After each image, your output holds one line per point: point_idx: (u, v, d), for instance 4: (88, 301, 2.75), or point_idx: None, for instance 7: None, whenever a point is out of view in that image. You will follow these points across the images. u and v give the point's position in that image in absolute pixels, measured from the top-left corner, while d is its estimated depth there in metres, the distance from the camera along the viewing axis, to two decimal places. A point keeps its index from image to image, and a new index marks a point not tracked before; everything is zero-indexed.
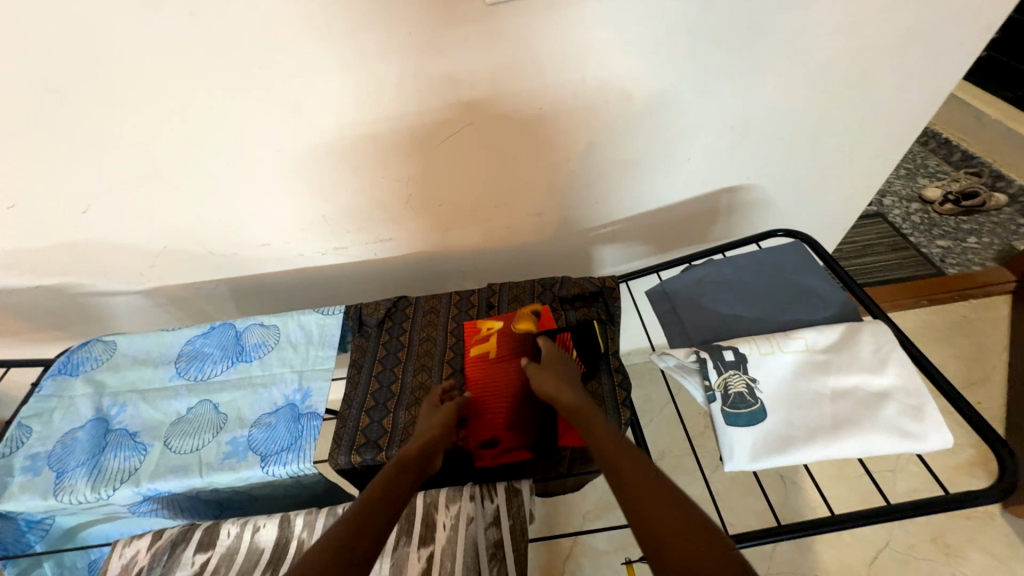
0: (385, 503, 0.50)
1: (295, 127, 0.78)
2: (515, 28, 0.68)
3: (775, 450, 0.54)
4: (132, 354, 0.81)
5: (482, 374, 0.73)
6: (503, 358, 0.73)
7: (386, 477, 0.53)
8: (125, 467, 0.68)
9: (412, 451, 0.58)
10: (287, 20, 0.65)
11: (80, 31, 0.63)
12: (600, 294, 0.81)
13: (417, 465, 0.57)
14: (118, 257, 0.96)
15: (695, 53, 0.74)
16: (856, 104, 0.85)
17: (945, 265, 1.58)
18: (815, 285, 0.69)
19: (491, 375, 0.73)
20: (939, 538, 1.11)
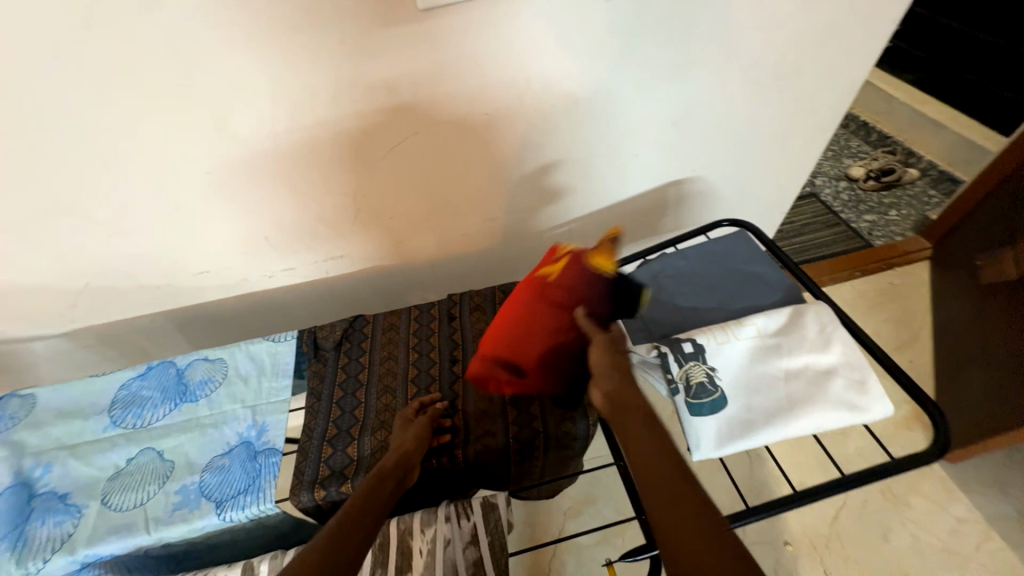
0: (366, 511, 0.50)
1: (225, 147, 0.73)
2: (451, 36, 0.67)
3: (737, 436, 0.56)
4: (56, 407, 0.73)
5: (532, 306, 0.66)
6: (562, 291, 0.65)
7: (367, 491, 0.53)
8: (57, 534, 0.61)
9: (390, 463, 0.58)
10: (204, 37, 0.60)
11: None
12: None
13: (396, 475, 0.56)
14: (32, 299, 0.86)
15: (630, 55, 0.76)
16: (783, 96, 0.90)
17: (873, 238, 1.71)
18: (760, 272, 0.72)
19: (538, 306, 0.66)
20: (887, 490, 1.20)
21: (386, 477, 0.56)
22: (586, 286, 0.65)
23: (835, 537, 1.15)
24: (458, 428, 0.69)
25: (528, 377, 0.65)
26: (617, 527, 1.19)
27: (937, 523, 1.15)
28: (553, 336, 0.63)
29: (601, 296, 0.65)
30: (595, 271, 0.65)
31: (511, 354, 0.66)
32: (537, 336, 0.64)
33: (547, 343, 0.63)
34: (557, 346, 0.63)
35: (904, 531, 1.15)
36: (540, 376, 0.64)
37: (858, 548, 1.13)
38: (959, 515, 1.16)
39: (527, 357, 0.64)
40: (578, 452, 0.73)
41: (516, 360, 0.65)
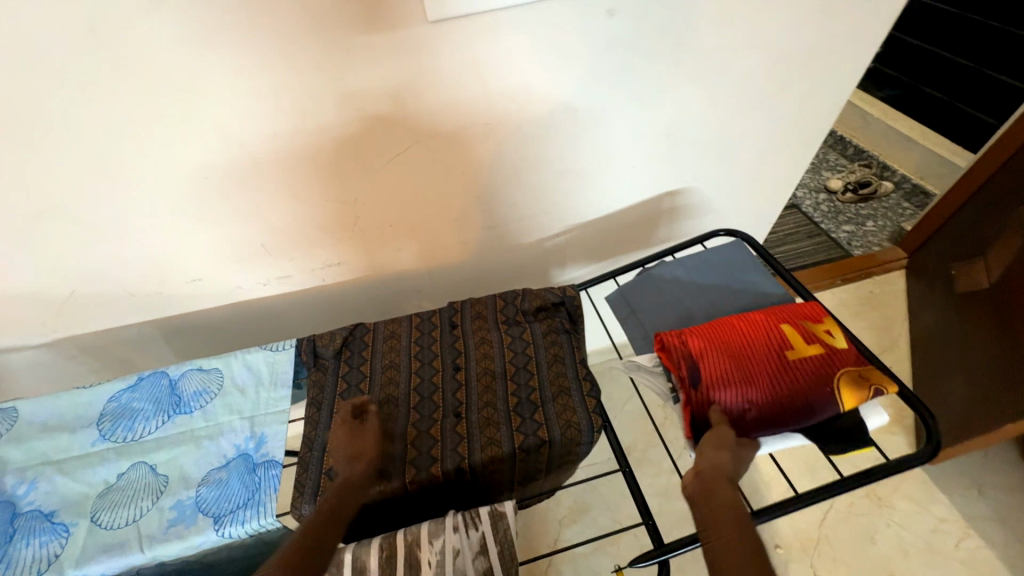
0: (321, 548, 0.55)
1: (226, 153, 0.72)
2: (456, 49, 0.69)
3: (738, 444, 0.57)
4: (41, 420, 0.70)
5: (757, 344, 0.62)
6: (787, 354, 0.60)
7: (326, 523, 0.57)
8: (43, 554, 0.58)
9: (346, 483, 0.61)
10: (212, 44, 0.61)
11: None
12: (561, 304, 0.83)
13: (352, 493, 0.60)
14: (16, 307, 0.83)
15: (630, 69, 0.79)
16: (773, 111, 0.94)
17: (851, 247, 1.78)
18: (756, 280, 0.74)
19: (760, 349, 0.61)
20: (872, 492, 1.24)
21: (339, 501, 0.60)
22: (809, 385, 0.57)
23: (823, 539, 1.18)
24: (461, 435, 0.68)
25: (707, 394, 0.59)
26: (613, 536, 1.19)
27: (920, 523, 1.19)
28: (755, 383, 0.59)
29: (829, 381, 0.57)
30: (830, 385, 0.57)
31: (709, 365, 0.60)
32: (733, 374, 0.59)
33: (747, 382, 0.59)
34: (755, 404, 0.58)
35: (889, 532, 1.18)
36: (707, 401, 0.58)
37: (846, 550, 1.16)
38: (940, 515, 1.20)
39: (720, 380, 0.59)
40: (581, 458, 0.73)
41: (708, 373, 0.60)
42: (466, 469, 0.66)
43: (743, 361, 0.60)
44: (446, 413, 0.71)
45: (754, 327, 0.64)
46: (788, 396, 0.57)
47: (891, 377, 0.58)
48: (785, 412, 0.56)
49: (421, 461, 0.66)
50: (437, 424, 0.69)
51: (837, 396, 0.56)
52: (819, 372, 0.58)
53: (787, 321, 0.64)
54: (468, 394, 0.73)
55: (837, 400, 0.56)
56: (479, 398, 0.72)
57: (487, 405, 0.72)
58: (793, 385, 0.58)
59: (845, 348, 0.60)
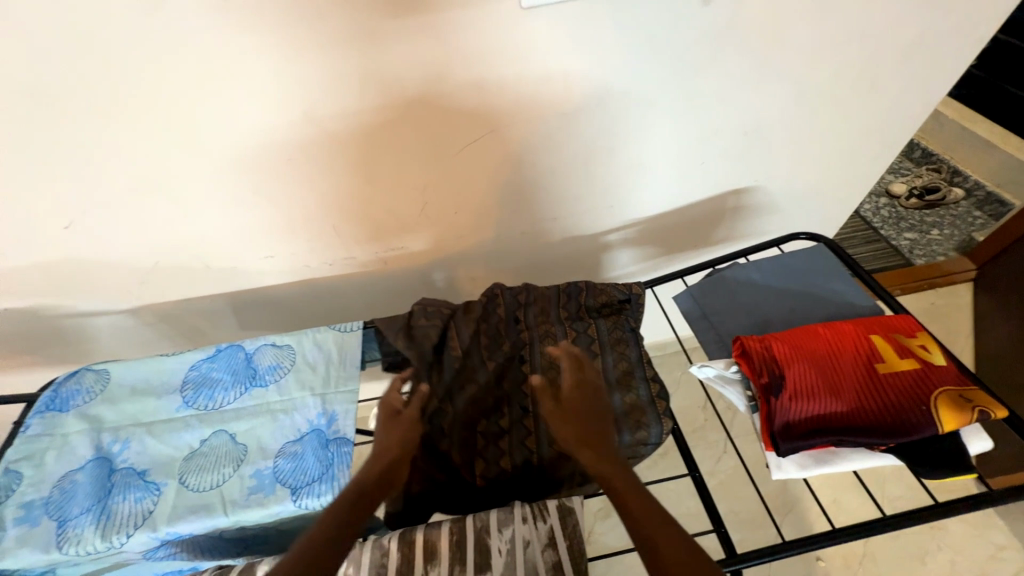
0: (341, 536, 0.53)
1: (306, 134, 0.73)
2: (541, 36, 0.68)
3: (821, 461, 0.56)
4: (130, 384, 0.74)
5: (841, 355, 0.59)
6: (874, 368, 0.57)
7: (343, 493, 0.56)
8: (138, 510, 0.62)
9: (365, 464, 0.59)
10: (306, 27, 0.62)
11: (80, 34, 0.58)
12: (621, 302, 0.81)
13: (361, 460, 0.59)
14: (103, 275, 0.88)
15: (714, 62, 0.76)
16: (858, 110, 0.88)
17: (913, 255, 1.68)
18: (839, 290, 0.71)
19: (844, 360, 0.59)
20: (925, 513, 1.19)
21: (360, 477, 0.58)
22: (903, 405, 0.54)
23: (869, 556, 1.14)
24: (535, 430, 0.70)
25: (785, 402, 0.57)
26: None
27: (977, 549, 1.14)
28: (838, 395, 0.56)
29: (927, 402, 0.53)
30: (927, 404, 0.53)
31: (788, 373, 0.58)
32: (816, 384, 0.57)
33: (829, 394, 0.56)
34: (838, 417, 0.55)
35: (942, 555, 1.13)
36: (788, 410, 0.56)
37: (893, 569, 1.12)
38: (999, 543, 1.14)
39: (802, 389, 0.57)
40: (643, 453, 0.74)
41: (788, 381, 0.58)
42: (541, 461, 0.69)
43: (827, 373, 0.58)
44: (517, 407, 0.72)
45: (837, 338, 0.61)
46: (877, 413, 0.54)
47: (998, 401, 0.54)
48: (877, 428, 0.53)
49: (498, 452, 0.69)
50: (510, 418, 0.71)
51: (936, 418, 0.52)
52: (914, 391, 0.55)
53: (877, 333, 0.61)
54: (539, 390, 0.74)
55: (935, 423, 0.52)
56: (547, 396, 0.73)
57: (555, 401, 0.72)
58: (883, 402, 0.55)
59: (943, 367, 0.56)
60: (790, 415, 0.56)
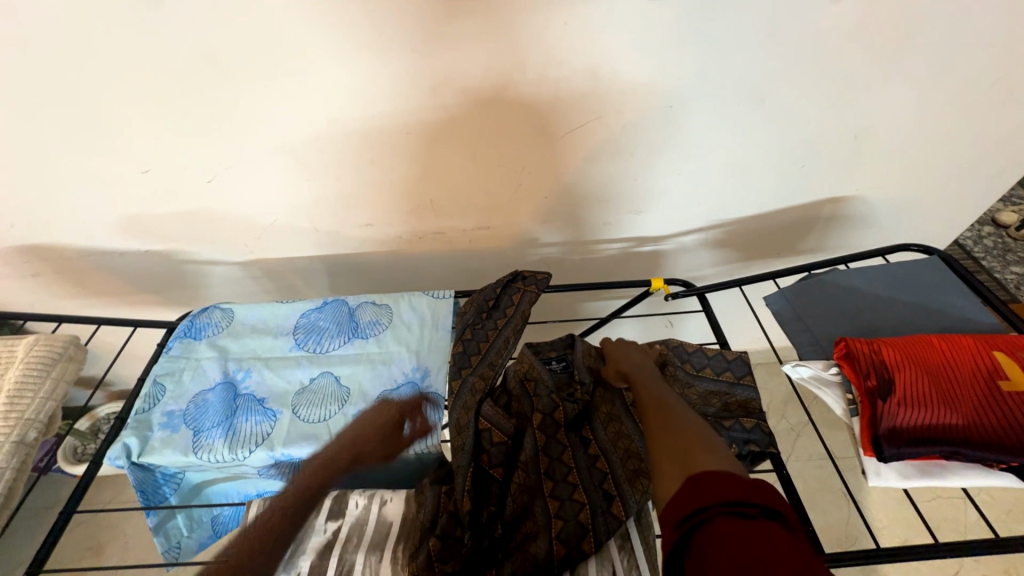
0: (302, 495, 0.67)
1: (423, 112, 0.78)
2: (665, 26, 0.68)
3: (925, 474, 0.54)
4: (250, 322, 0.83)
5: (958, 365, 0.57)
6: (997, 383, 0.55)
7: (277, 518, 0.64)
8: (258, 431, 0.71)
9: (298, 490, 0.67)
10: (444, 9, 0.65)
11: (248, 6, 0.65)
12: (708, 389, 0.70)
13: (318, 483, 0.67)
14: (227, 228, 0.98)
15: (838, 62, 0.73)
16: (989, 122, 0.82)
17: (1019, 292, 1.52)
18: (952, 305, 0.67)
19: (962, 371, 0.56)
20: (1010, 569, 1.13)
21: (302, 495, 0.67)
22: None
23: None
24: (579, 501, 0.62)
25: (893, 403, 0.55)
26: None
27: None
28: (952, 404, 0.54)
29: None
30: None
31: (897, 375, 0.57)
32: (928, 392, 0.55)
33: (944, 401, 0.55)
34: (949, 426, 0.53)
35: None
36: (897, 416, 0.55)
37: None
38: None
39: (913, 394, 0.55)
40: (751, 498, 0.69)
41: (899, 383, 0.56)
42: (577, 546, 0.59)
43: (942, 381, 0.56)
44: (561, 469, 0.65)
45: (954, 348, 0.59)
46: (994, 429, 0.52)
47: None
48: (993, 445, 0.52)
49: (527, 514, 0.62)
50: (547, 476, 0.64)
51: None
52: None
53: (1001, 349, 0.58)
54: (589, 459, 0.66)
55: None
56: (598, 466, 0.65)
57: (606, 471, 0.64)
58: (1002, 418, 0.53)
59: None
60: (899, 415, 0.54)
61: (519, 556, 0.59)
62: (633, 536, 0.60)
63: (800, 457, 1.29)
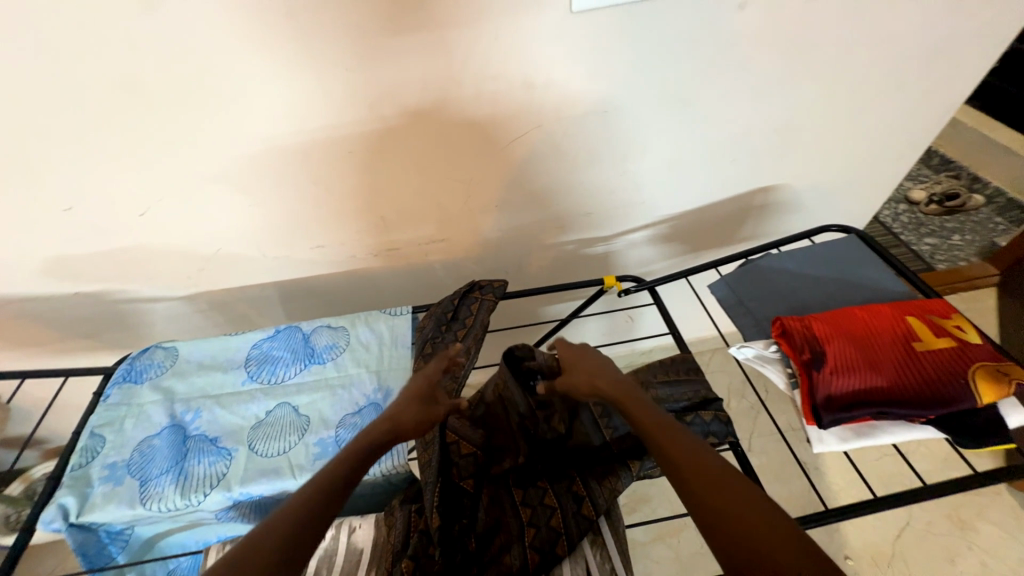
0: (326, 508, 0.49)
1: (365, 129, 0.77)
2: (593, 36, 0.71)
3: (861, 434, 0.58)
4: (197, 359, 0.79)
5: (879, 333, 0.62)
6: (913, 346, 0.60)
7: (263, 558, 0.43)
8: (213, 472, 0.67)
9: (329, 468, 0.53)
10: (375, 27, 0.65)
11: (167, 32, 0.63)
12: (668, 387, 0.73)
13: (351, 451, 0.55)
14: (166, 262, 0.93)
15: (752, 63, 0.79)
16: (887, 111, 0.91)
17: (934, 261, 1.68)
18: (871, 278, 0.74)
19: (882, 338, 0.62)
20: (954, 514, 1.23)
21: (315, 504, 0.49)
22: (940, 377, 0.57)
23: (899, 556, 1.18)
24: (549, 507, 0.63)
25: (825, 374, 0.60)
26: (673, 528, 1.23)
27: (1006, 549, 1.18)
28: (877, 369, 0.59)
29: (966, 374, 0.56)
30: (966, 378, 0.56)
31: (827, 348, 0.61)
32: (854, 360, 0.60)
33: (870, 368, 0.59)
34: (876, 389, 0.58)
35: (972, 555, 1.17)
36: (829, 384, 0.59)
37: (923, 567, 1.16)
38: None
39: (841, 363, 0.60)
40: None
41: (829, 356, 0.61)
42: (551, 553, 0.60)
43: (867, 349, 0.61)
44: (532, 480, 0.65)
45: (873, 318, 0.64)
46: (916, 387, 0.57)
47: None
48: (919, 400, 0.56)
49: (500, 526, 0.62)
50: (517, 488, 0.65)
51: (975, 390, 0.55)
52: (955, 367, 0.57)
53: (913, 314, 0.64)
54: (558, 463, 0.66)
55: (975, 395, 0.54)
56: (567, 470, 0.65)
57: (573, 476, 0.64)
58: (922, 376, 0.58)
59: (981, 344, 0.59)
60: (832, 383, 0.59)
61: (494, 569, 0.60)
62: (602, 530, 0.62)
63: (762, 433, 1.36)
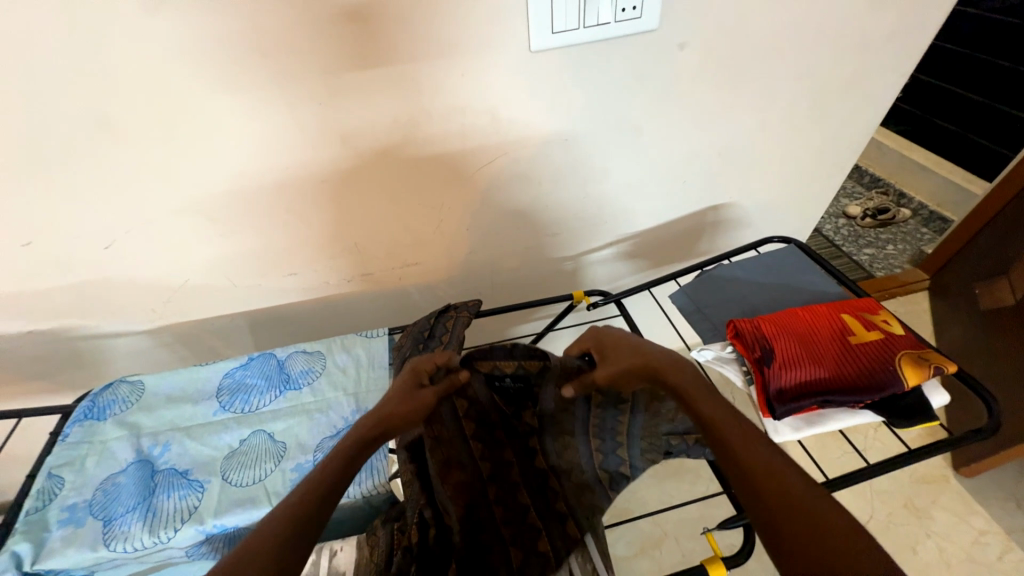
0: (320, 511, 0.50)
1: (337, 159, 0.80)
2: (551, 71, 0.78)
3: (810, 423, 0.64)
4: (165, 392, 0.77)
5: (820, 330, 0.69)
6: (851, 341, 0.67)
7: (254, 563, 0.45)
8: (183, 506, 0.65)
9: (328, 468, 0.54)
10: (345, 63, 0.69)
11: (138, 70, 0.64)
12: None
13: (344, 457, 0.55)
14: (131, 296, 0.91)
15: (694, 95, 0.87)
16: (815, 135, 1.02)
17: (873, 269, 1.85)
18: (811, 282, 0.82)
19: (822, 335, 0.68)
20: (911, 503, 1.31)
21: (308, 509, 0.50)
22: (873, 366, 0.63)
23: None
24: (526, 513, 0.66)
25: (775, 370, 0.65)
26: (654, 538, 1.25)
27: (959, 533, 1.25)
28: (820, 363, 0.65)
29: (895, 362, 0.63)
30: (893, 364, 0.63)
31: (776, 346, 0.67)
32: (799, 355, 0.66)
33: (815, 362, 0.66)
34: (819, 381, 0.64)
35: (930, 542, 1.24)
36: (779, 377, 0.65)
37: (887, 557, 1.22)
38: (980, 527, 1.26)
39: (788, 359, 0.66)
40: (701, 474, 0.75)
41: (778, 352, 0.67)
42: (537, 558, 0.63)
43: (811, 345, 0.67)
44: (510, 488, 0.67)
45: (815, 317, 0.71)
46: (855, 377, 0.63)
47: (948, 358, 0.64)
48: (857, 388, 0.62)
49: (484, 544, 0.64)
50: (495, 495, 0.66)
51: (901, 374, 0.61)
52: (886, 357, 0.64)
53: (846, 312, 0.71)
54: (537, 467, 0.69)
55: (901, 379, 0.61)
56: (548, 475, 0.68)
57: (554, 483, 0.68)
58: (859, 367, 0.64)
59: (905, 335, 0.67)
60: (782, 378, 0.65)
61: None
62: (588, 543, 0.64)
63: None
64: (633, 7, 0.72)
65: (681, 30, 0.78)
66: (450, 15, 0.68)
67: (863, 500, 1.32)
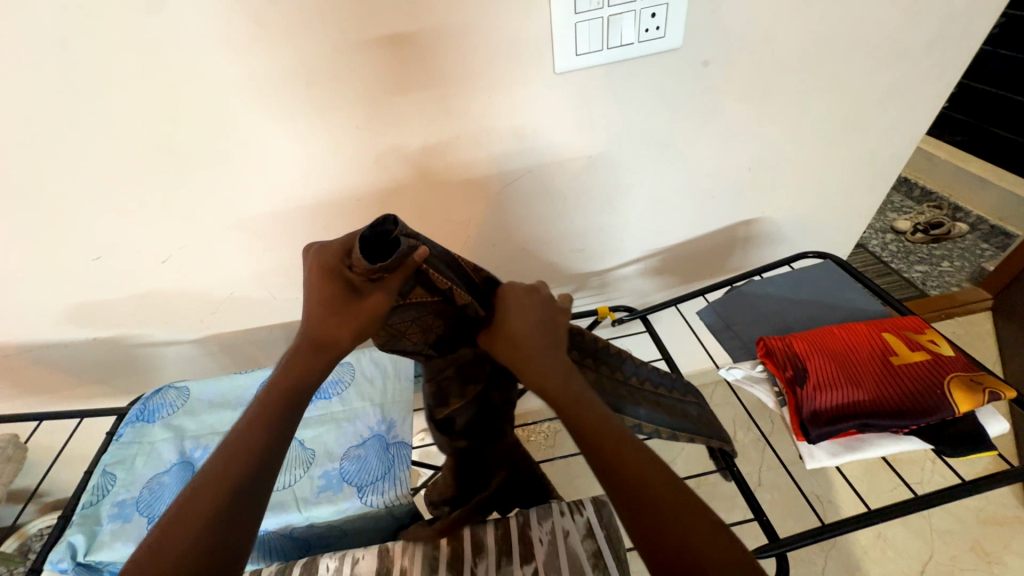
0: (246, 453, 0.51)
1: (368, 179, 0.84)
2: (573, 90, 0.79)
3: (849, 448, 0.60)
4: (207, 398, 0.82)
5: (859, 348, 0.66)
6: (893, 360, 0.63)
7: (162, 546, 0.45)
8: None
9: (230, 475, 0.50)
10: (376, 88, 0.73)
11: (197, 101, 0.71)
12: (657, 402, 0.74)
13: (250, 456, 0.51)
14: (182, 307, 0.99)
15: (720, 109, 0.86)
16: (852, 147, 0.98)
17: (927, 287, 1.72)
18: (849, 301, 0.78)
19: (859, 354, 0.65)
20: (978, 546, 1.19)
21: (223, 510, 0.47)
22: (919, 390, 0.59)
23: None
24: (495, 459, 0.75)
25: (806, 391, 0.63)
26: None
27: None
28: (859, 385, 0.62)
29: (943, 385, 0.59)
30: (941, 388, 0.59)
31: (806, 364, 0.65)
32: (834, 376, 0.63)
33: (852, 381, 0.62)
34: (858, 403, 0.61)
35: None
36: (812, 399, 0.62)
37: None
38: None
39: (822, 380, 0.63)
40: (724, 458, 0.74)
41: (809, 370, 0.64)
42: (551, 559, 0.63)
43: (848, 365, 0.64)
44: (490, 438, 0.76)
45: (853, 335, 0.68)
46: (899, 400, 0.59)
47: (1005, 382, 0.59)
48: (900, 413, 0.58)
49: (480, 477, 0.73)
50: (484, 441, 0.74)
51: (950, 400, 0.57)
52: (933, 379, 0.60)
53: (889, 331, 0.67)
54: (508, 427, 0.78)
55: (949, 405, 0.57)
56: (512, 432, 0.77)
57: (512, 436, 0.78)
58: (902, 390, 0.60)
59: (955, 355, 0.63)
60: (815, 398, 0.62)
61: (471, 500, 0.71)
62: (607, 558, 0.63)
63: (770, 466, 1.34)
64: (656, 26, 0.73)
65: (705, 46, 0.78)
66: (476, 43, 0.71)
67: (922, 540, 1.21)
